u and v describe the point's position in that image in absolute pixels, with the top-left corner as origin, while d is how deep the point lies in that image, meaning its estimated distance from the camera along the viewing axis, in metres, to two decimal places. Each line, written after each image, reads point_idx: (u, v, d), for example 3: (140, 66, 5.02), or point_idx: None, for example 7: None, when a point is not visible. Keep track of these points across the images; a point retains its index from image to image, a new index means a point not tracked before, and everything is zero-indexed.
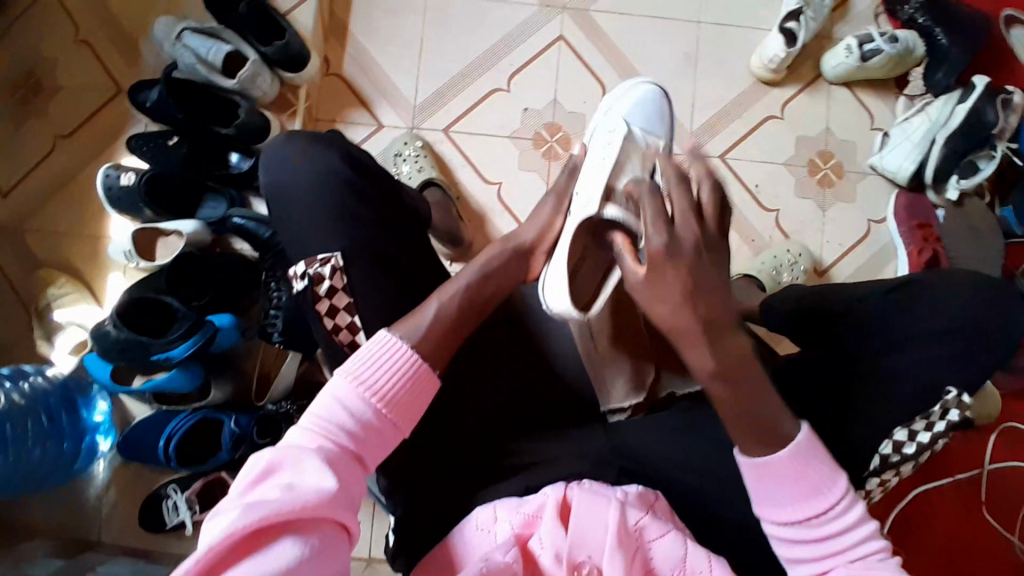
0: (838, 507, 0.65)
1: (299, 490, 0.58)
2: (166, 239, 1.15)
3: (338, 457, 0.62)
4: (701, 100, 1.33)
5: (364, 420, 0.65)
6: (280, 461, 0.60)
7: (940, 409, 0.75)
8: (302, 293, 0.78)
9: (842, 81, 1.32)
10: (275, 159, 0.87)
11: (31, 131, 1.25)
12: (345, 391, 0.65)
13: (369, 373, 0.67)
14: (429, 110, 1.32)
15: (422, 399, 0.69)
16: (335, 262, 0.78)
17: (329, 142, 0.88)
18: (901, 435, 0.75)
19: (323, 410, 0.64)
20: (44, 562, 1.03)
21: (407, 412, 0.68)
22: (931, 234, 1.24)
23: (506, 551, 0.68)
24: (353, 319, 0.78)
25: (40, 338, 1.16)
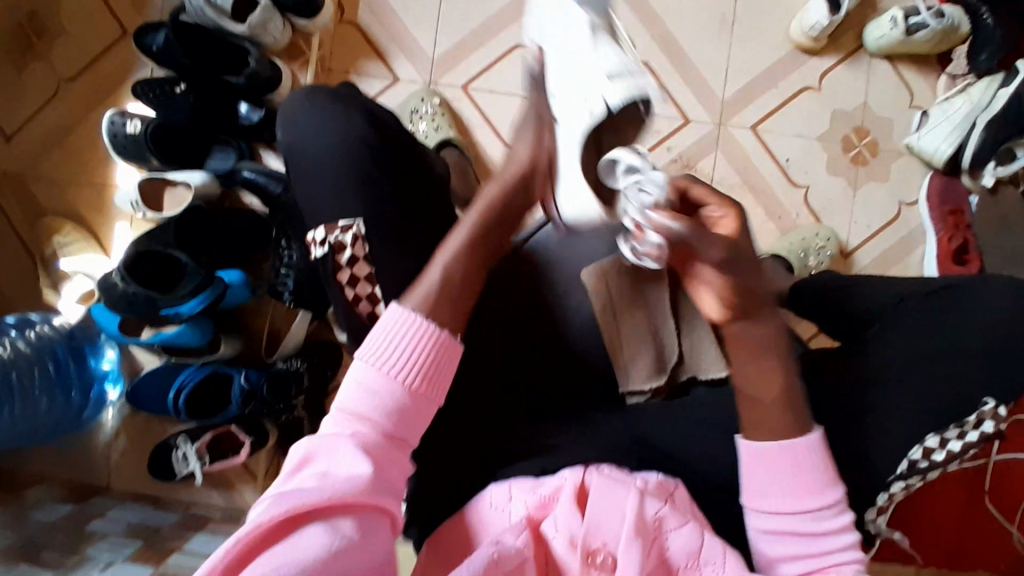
0: (828, 512, 0.66)
1: (332, 478, 0.57)
2: (174, 191, 1.10)
3: (371, 440, 0.61)
4: (733, 67, 1.26)
5: (391, 398, 0.63)
6: (316, 450, 0.60)
7: (975, 418, 0.76)
8: (323, 260, 0.77)
9: (884, 54, 1.24)
10: (294, 113, 0.82)
11: (36, 73, 1.20)
12: (368, 371, 0.64)
13: (392, 351, 0.64)
14: (448, 65, 1.26)
15: (450, 370, 0.67)
16: (357, 229, 0.77)
17: (345, 98, 0.83)
18: (933, 441, 0.75)
19: (352, 395, 0.63)
20: (54, 508, 1.06)
21: (436, 385, 0.65)
22: (962, 220, 1.20)
23: (518, 534, 0.67)
24: (373, 289, 0.76)
25: (47, 286, 1.16)
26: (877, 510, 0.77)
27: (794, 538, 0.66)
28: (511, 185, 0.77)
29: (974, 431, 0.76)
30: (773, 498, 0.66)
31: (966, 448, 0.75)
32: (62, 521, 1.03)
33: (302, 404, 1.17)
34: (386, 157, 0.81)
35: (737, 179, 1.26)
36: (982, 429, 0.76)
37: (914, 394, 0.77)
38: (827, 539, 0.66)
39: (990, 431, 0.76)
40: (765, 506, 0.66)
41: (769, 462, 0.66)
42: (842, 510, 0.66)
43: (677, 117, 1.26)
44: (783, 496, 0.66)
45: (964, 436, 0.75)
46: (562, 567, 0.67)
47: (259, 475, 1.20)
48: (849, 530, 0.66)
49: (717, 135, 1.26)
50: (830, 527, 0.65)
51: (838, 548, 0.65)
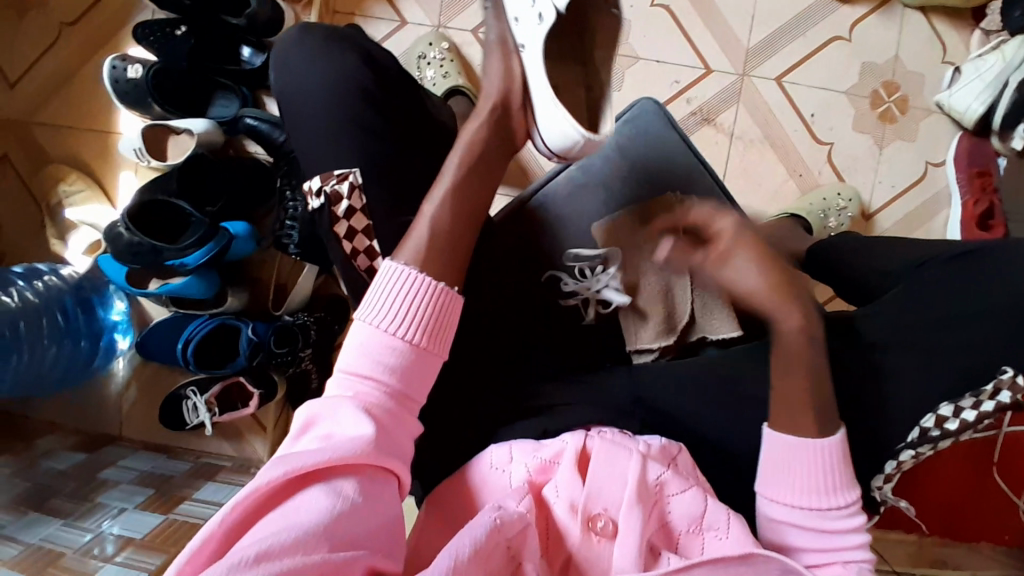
0: (843, 510, 0.65)
1: (334, 439, 0.56)
2: (177, 138, 1.09)
3: (375, 399, 0.60)
4: (759, 15, 1.20)
5: (394, 355, 0.61)
6: (318, 413, 0.59)
7: (992, 388, 0.73)
8: (319, 212, 0.75)
9: (918, 4, 1.17)
10: (291, 56, 0.78)
11: (33, 13, 1.16)
12: (370, 331, 0.62)
13: (390, 306, 0.62)
14: (459, 9, 1.20)
15: (452, 324, 0.65)
16: (354, 179, 0.74)
17: (348, 40, 0.79)
18: (946, 410, 0.73)
19: (353, 354, 0.62)
20: (66, 456, 1.08)
21: (438, 338, 0.64)
22: (990, 183, 1.14)
23: (520, 499, 0.66)
24: (371, 243, 0.74)
25: (53, 237, 1.13)
26: (883, 476, 0.76)
27: (807, 532, 0.64)
28: (488, 122, 0.73)
29: (990, 400, 0.73)
30: (789, 491, 0.65)
31: (981, 419, 0.73)
32: (74, 470, 1.04)
33: (309, 357, 1.16)
34: (387, 103, 0.78)
35: (758, 135, 1.21)
36: (998, 400, 0.73)
37: (934, 365, 0.75)
38: (839, 536, 0.65)
39: (1008, 402, 0.73)
40: (781, 498, 0.65)
41: (788, 454, 0.65)
42: (856, 511, 0.66)
43: (697, 67, 1.20)
44: (803, 488, 0.65)
45: (979, 406, 0.72)
46: (563, 534, 0.66)
47: (268, 426, 1.21)
48: (860, 530, 0.65)
49: (739, 87, 1.21)
50: (844, 525, 0.64)
51: (849, 547, 0.64)
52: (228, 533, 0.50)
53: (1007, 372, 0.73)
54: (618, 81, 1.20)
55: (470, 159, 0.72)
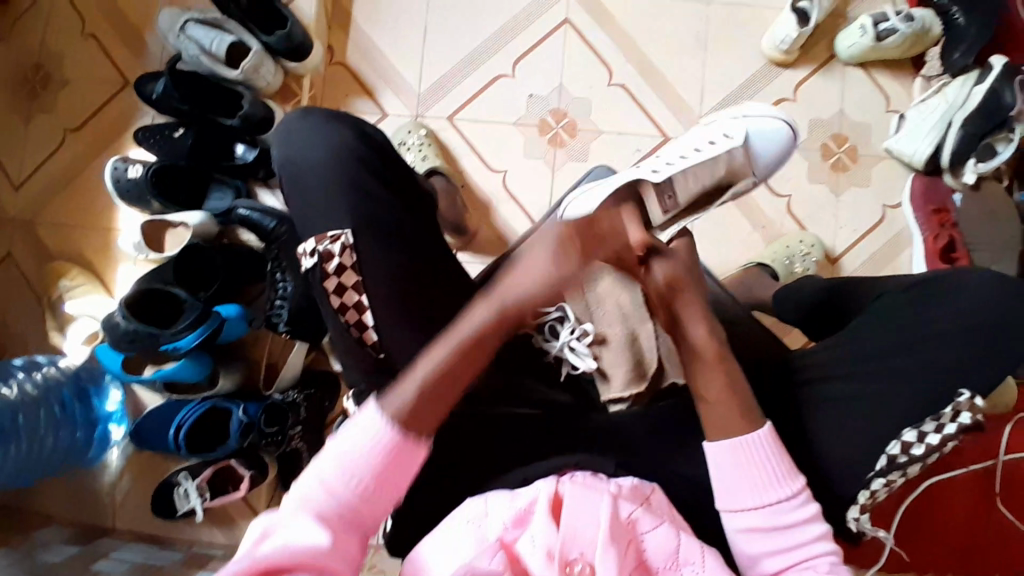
0: (794, 503, 0.69)
1: (290, 546, 0.58)
2: (174, 230, 1.15)
3: (334, 515, 0.62)
4: (710, 83, 1.30)
5: (365, 473, 0.63)
6: (279, 517, 0.61)
7: (952, 411, 0.75)
8: (312, 270, 0.80)
9: (856, 62, 1.28)
10: (288, 132, 0.86)
11: (43, 126, 1.26)
12: (346, 443, 0.64)
13: (366, 438, 0.64)
14: (434, 97, 1.31)
15: (425, 445, 0.66)
16: (346, 240, 0.79)
17: (342, 119, 0.87)
18: (910, 435, 0.75)
19: (326, 469, 0.64)
20: (59, 548, 1.06)
21: (412, 468, 0.66)
22: (947, 219, 1.20)
23: (492, 556, 0.66)
24: (360, 297, 0.80)
25: (53, 328, 1.18)
26: (858, 507, 0.77)
27: (766, 532, 0.69)
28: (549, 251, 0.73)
29: (951, 423, 0.76)
30: (741, 495, 0.69)
31: (945, 440, 0.76)
32: (68, 561, 1.03)
33: (298, 434, 1.18)
34: (376, 169, 0.84)
35: None
36: (959, 421, 0.76)
37: (901, 379, 0.77)
38: (798, 530, 0.69)
39: (968, 422, 0.76)
40: (737, 504, 0.69)
41: (731, 456, 0.70)
42: (809, 499, 0.70)
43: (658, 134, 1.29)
44: (753, 492, 0.69)
45: (942, 429, 0.75)
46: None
47: (260, 509, 1.20)
48: (817, 519, 0.69)
49: None
50: (798, 517, 0.69)
51: (809, 540, 0.68)
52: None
53: (966, 394, 0.75)
54: (585, 152, 1.29)
55: (498, 300, 0.68)
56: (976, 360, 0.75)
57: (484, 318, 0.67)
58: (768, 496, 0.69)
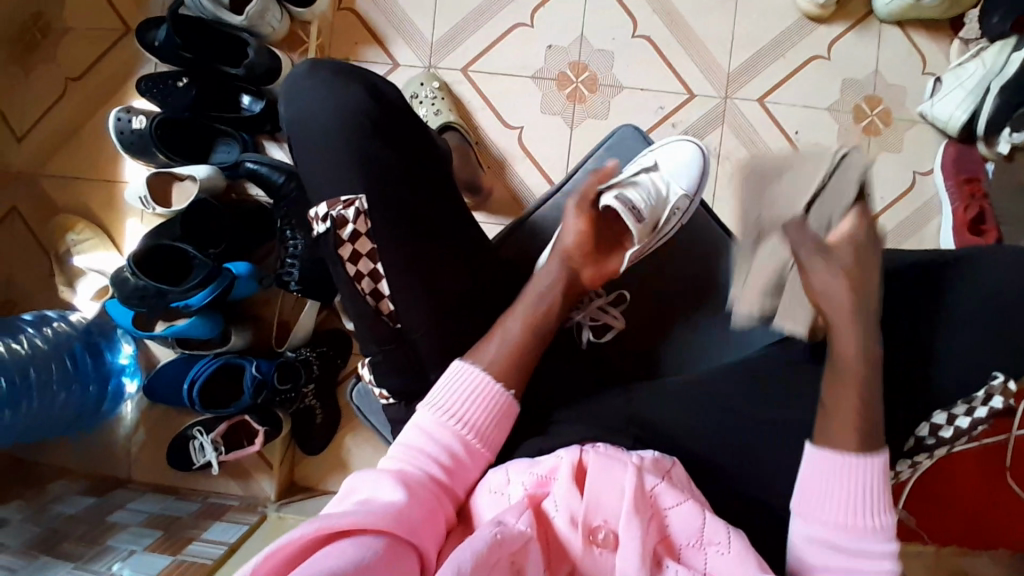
0: (875, 531, 0.65)
1: (371, 504, 0.63)
2: (181, 185, 1.12)
3: (411, 485, 0.67)
4: (738, 39, 1.23)
5: (447, 442, 0.72)
6: (360, 484, 0.67)
7: (983, 394, 0.73)
8: (324, 236, 0.78)
9: (894, 20, 1.20)
10: (297, 86, 0.83)
11: (43, 73, 1.22)
12: (426, 420, 0.73)
13: (452, 399, 0.74)
14: (447, 48, 1.25)
15: (502, 422, 0.75)
16: (359, 205, 0.78)
17: (353, 72, 0.84)
18: (941, 418, 0.74)
19: (409, 440, 0.73)
20: (77, 500, 1.09)
21: (493, 442, 0.75)
22: (979, 188, 1.16)
23: (519, 515, 0.65)
24: (375, 265, 0.78)
25: (63, 283, 1.17)
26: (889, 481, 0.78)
27: (835, 550, 0.65)
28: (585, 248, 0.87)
29: (982, 406, 0.74)
30: (823, 509, 0.66)
31: (975, 423, 0.74)
32: (85, 513, 1.06)
33: (312, 392, 1.20)
34: (389, 124, 0.80)
35: (745, 154, 1.23)
36: (990, 406, 0.73)
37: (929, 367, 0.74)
38: (872, 562, 0.64)
39: (1001, 406, 0.73)
40: (815, 516, 0.66)
41: (828, 470, 0.67)
42: (889, 537, 0.65)
43: (681, 92, 1.23)
44: (839, 509, 0.66)
45: (972, 412, 0.74)
46: (566, 547, 0.65)
47: (275, 464, 1.21)
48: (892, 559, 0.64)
49: (723, 108, 1.24)
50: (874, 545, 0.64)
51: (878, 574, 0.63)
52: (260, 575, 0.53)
53: (999, 377, 0.72)
54: (604, 110, 1.23)
55: (569, 276, 0.84)
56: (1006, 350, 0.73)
57: (556, 292, 0.83)
58: (851, 517, 0.65)
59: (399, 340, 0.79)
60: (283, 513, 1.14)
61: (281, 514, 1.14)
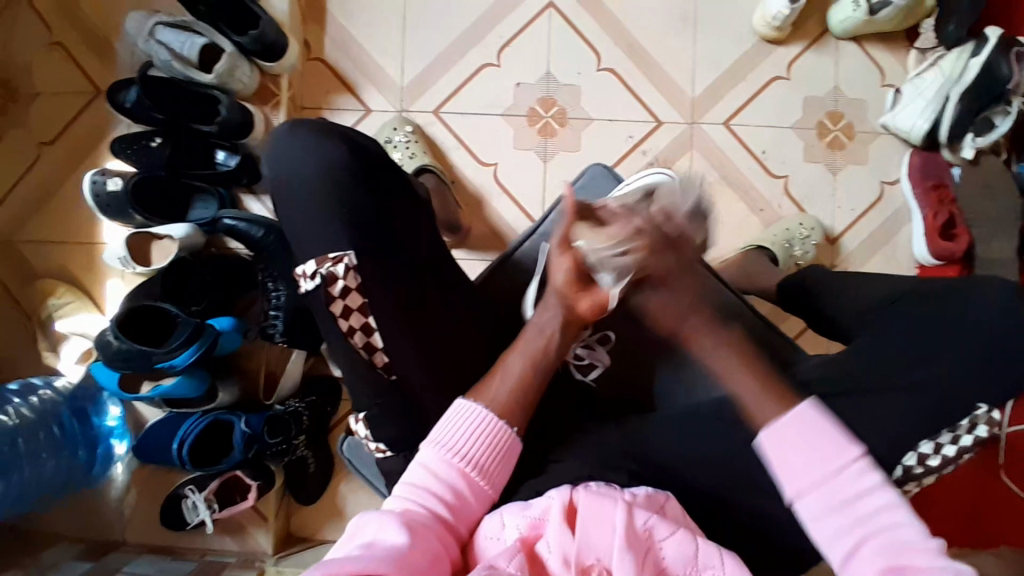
0: (855, 471, 0.58)
1: (374, 548, 0.63)
2: (161, 243, 1.12)
3: (415, 526, 0.67)
4: (701, 63, 1.26)
5: (453, 480, 0.72)
6: (363, 525, 0.66)
7: (969, 423, 0.75)
8: (315, 292, 0.78)
9: (850, 36, 1.23)
10: (275, 144, 0.81)
11: (19, 140, 1.23)
12: (432, 458, 0.73)
13: (456, 435, 0.75)
14: (419, 91, 1.27)
15: (505, 459, 0.76)
16: (349, 261, 0.77)
17: (332, 125, 0.82)
18: (927, 447, 0.74)
19: (415, 476, 0.73)
20: (72, 567, 1.06)
21: (497, 480, 0.75)
22: (946, 196, 1.19)
23: (510, 558, 0.65)
24: (367, 319, 0.77)
25: (46, 349, 1.17)
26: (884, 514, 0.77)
27: (836, 513, 0.58)
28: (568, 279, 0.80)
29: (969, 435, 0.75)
30: (803, 470, 0.59)
31: (961, 452, 0.75)
32: None
33: (304, 443, 1.20)
34: (368, 174, 0.80)
35: (716, 176, 1.26)
36: (975, 434, 0.75)
37: (909, 381, 0.76)
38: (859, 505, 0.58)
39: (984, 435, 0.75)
40: (804, 486, 0.58)
41: (795, 434, 0.60)
42: (871, 468, 0.58)
43: (649, 120, 1.26)
44: (812, 469, 0.58)
45: (958, 441, 0.74)
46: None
47: (270, 516, 1.21)
48: (884, 489, 0.58)
49: (691, 132, 1.26)
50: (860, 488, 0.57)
51: (886, 517, 0.57)
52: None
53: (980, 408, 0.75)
54: (576, 142, 1.26)
55: (567, 312, 0.81)
56: (977, 360, 0.76)
57: (552, 328, 0.82)
58: (825, 468, 0.58)
59: (394, 390, 0.79)
60: (282, 567, 1.13)
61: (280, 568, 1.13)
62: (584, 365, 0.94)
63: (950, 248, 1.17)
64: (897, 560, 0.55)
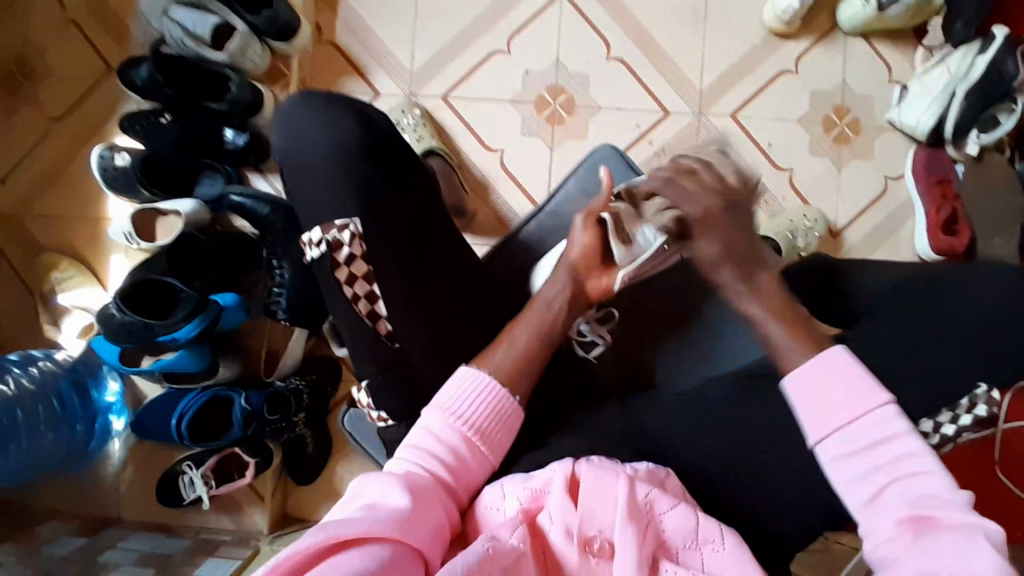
0: (882, 413, 0.59)
1: (376, 510, 0.62)
2: (165, 220, 1.11)
3: (417, 489, 0.65)
4: (709, 55, 1.27)
5: (456, 446, 0.71)
6: (364, 489, 0.65)
7: (969, 402, 0.76)
8: (320, 259, 0.77)
9: (858, 32, 1.25)
10: (287, 115, 0.82)
11: (27, 115, 1.23)
12: (434, 423, 0.72)
13: (459, 400, 0.74)
14: (428, 76, 1.27)
15: (508, 427, 0.75)
16: (354, 228, 0.77)
17: (343, 98, 0.83)
18: (928, 425, 0.76)
19: (418, 440, 0.72)
20: (66, 541, 1.05)
21: (499, 446, 0.74)
22: (949, 191, 1.19)
23: (513, 531, 0.64)
24: (371, 287, 0.77)
25: (48, 323, 1.17)
26: None
27: (857, 454, 0.58)
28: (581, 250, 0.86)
29: (967, 413, 0.77)
30: (828, 416, 0.60)
31: (960, 430, 0.77)
32: (75, 553, 1.01)
33: (303, 422, 1.19)
34: (380, 145, 0.81)
35: None
36: (975, 413, 0.77)
37: (913, 362, 0.77)
38: (886, 445, 0.58)
39: (984, 413, 0.77)
40: (827, 426, 0.60)
41: (819, 379, 0.61)
42: (897, 413, 0.58)
43: (656, 110, 1.27)
44: (836, 409, 0.60)
45: (957, 420, 0.76)
46: (561, 560, 0.64)
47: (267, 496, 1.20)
48: (911, 435, 0.58)
49: (697, 123, 1.27)
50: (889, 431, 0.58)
51: (913, 465, 0.57)
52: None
53: (982, 386, 0.77)
54: (582, 130, 1.26)
55: (575, 285, 0.85)
56: (980, 342, 0.77)
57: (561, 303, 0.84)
58: (852, 407, 0.59)
59: (398, 359, 0.78)
60: (275, 547, 1.11)
61: (274, 548, 1.11)
62: (585, 345, 0.93)
63: (951, 242, 1.17)
64: (924, 514, 0.54)
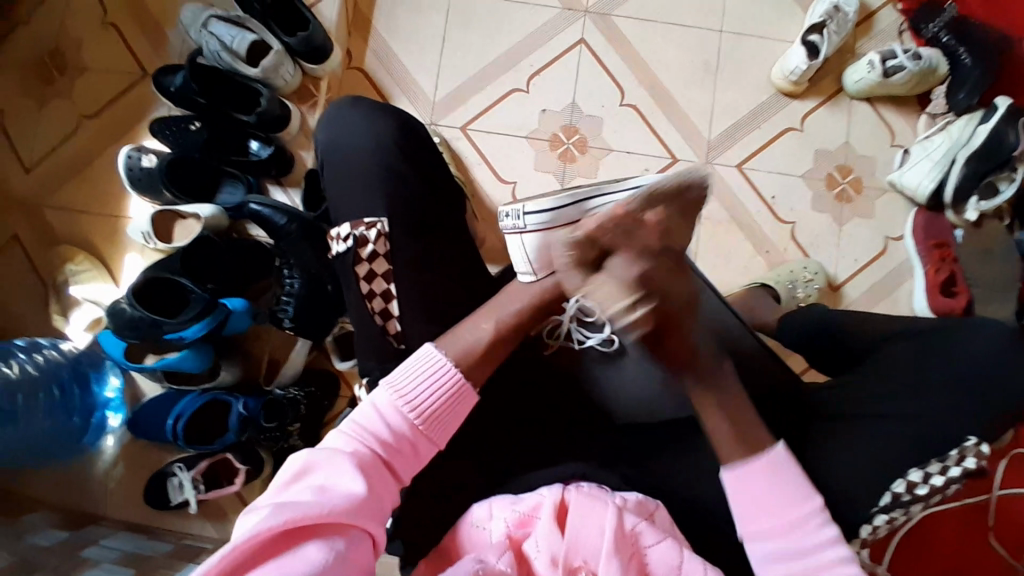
0: (815, 521, 0.66)
1: (330, 491, 0.62)
2: (184, 222, 1.16)
3: (368, 469, 0.65)
4: (719, 107, 1.33)
5: (402, 431, 0.69)
6: (315, 461, 0.64)
7: (957, 454, 0.75)
8: (345, 254, 0.81)
9: (863, 96, 1.30)
10: (337, 117, 0.86)
11: (57, 109, 1.28)
12: (385, 404, 0.69)
13: (413, 384, 0.70)
14: (448, 108, 1.33)
15: (459, 416, 0.72)
16: (381, 227, 0.80)
17: (386, 109, 0.88)
18: (916, 475, 0.74)
19: (364, 416, 0.69)
20: (47, 533, 1.04)
21: (447, 430, 0.72)
22: (948, 253, 1.21)
23: (500, 555, 0.67)
24: (388, 286, 0.79)
25: (56, 312, 1.19)
26: (860, 541, 0.76)
27: (788, 558, 0.65)
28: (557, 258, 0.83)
29: (956, 466, 0.75)
30: (761, 516, 0.67)
31: (948, 483, 0.74)
32: (55, 546, 1.01)
33: (298, 432, 1.18)
34: (413, 156, 0.85)
35: (727, 216, 1.30)
36: (964, 465, 0.75)
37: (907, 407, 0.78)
38: (816, 552, 0.65)
39: (974, 468, 0.75)
40: (757, 529, 0.67)
41: (753, 478, 0.67)
42: (828, 521, 0.66)
43: (665, 155, 1.31)
44: (770, 513, 0.66)
45: (946, 471, 0.74)
46: None
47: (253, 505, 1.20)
48: (837, 543, 0.66)
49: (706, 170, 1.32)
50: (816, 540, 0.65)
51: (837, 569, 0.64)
52: (216, 575, 0.54)
53: (972, 440, 0.75)
54: (594, 169, 1.31)
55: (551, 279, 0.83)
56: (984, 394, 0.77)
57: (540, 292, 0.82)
58: (783, 515, 0.66)
59: None
60: None
61: None
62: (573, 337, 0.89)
63: (949, 304, 1.19)
64: None
